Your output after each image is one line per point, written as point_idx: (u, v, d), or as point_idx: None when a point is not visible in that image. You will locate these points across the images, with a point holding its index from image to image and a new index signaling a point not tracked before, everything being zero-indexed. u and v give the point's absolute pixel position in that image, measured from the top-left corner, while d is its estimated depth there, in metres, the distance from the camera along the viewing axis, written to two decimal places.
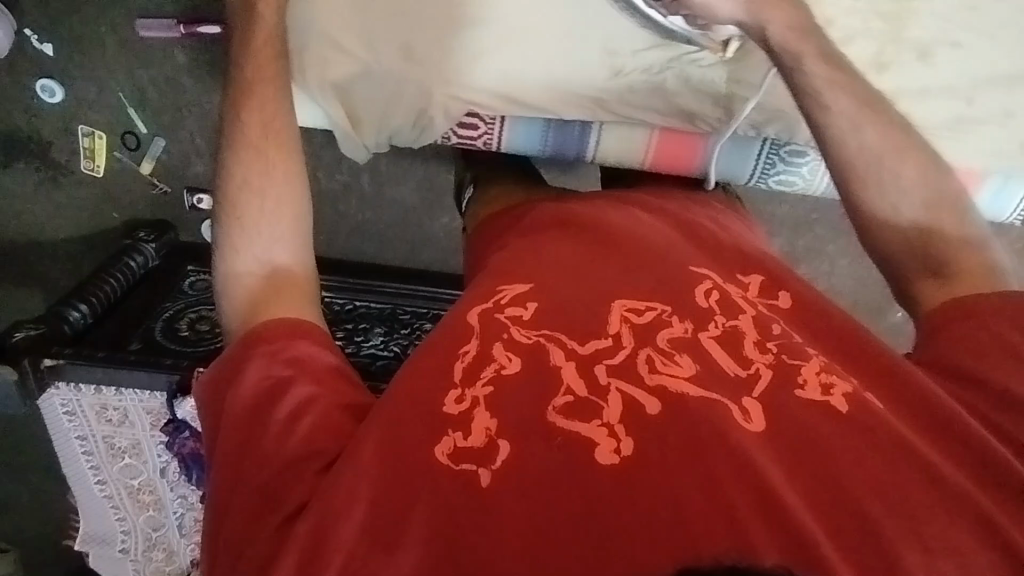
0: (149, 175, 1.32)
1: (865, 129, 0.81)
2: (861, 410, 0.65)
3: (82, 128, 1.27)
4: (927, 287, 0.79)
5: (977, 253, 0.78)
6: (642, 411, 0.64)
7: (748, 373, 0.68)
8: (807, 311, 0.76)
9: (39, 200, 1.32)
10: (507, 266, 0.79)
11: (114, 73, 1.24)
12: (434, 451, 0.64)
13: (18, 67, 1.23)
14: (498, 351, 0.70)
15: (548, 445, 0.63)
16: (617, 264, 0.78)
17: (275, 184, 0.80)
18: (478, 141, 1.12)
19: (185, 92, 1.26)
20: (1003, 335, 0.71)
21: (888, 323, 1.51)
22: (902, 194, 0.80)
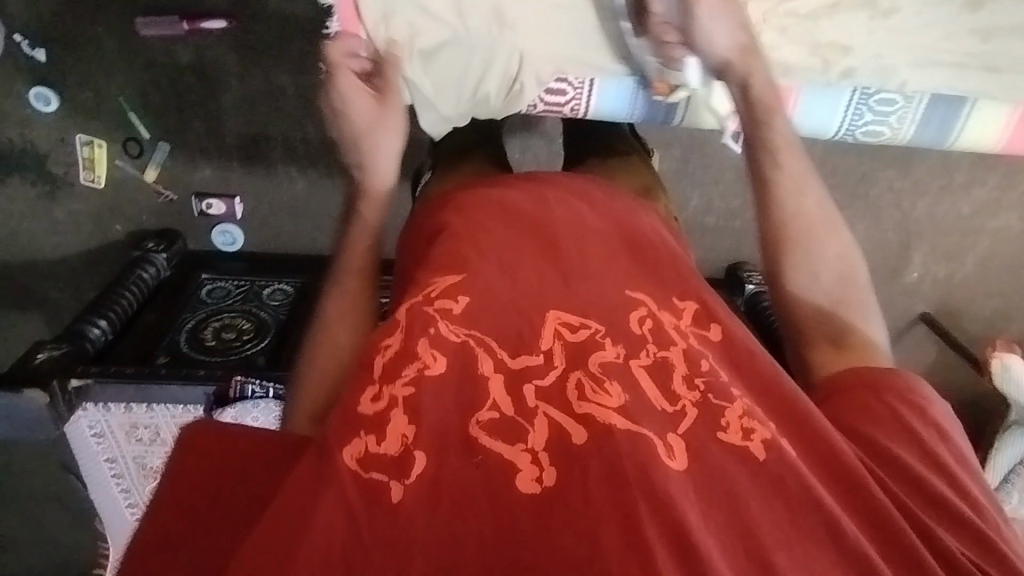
0: (154, 182, 1.27)
1: (802, 196, 0.72)
2: (787, 463, 0.50)
3: (79, 136, 1.22)
4: (823, 355, 0.68)
5: (874, 336, 0.69)
6: (565, 444, 0.49)
7: (674, 409, 0.52)
8: (740, 348, 0.59)
9: (38, 216, 1.29)
10: (429, 255, 0.62)
11: (112, 75, 1.19)
12: (342, 454, 0.48)
13: (10, 75, 1.18)
14: (422, 349, 0.53)
15: (464, 458, 0.48)
16: (555, 269, 0.60)
17: (353, 300, 0.68)
18: (565, 107, 0.97)
19: (187, 92, 1.20)
20: (897, 410, 0.60)
21: (904, 284, 1.39)
22: (823, 263, 0.70)
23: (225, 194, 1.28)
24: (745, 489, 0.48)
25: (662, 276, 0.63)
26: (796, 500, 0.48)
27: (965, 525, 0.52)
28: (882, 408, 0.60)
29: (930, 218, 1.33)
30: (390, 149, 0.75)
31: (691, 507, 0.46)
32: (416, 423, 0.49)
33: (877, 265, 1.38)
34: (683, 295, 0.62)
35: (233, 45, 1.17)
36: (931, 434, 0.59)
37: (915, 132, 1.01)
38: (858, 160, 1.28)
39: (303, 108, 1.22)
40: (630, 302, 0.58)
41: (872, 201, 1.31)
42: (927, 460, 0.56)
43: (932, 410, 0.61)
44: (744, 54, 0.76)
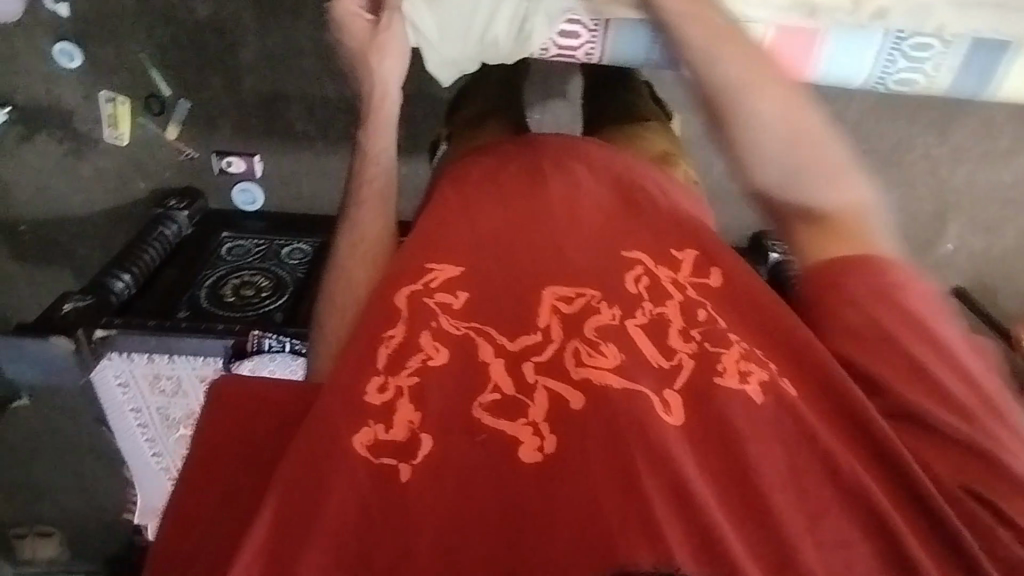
0: (176, 140, 1.28)
1: (719, 61, 0.63)
2: (788, 406, 0.48)
3: (102, 93, 1.23)
4: (798, 235, 0.61)
5: (847, 190, 0.59)
6: (565, 409, 0.47)
7: (671, 364, 0.51)
8: (738, 293, 0.56)
9: (66, 173, 1.31)
10: (419, 233, 0.58)
11: (134, 30, 1.19)
12: (353, 442, 0.47)
13: (36, 30, 1.19)
14: (425, 340, 0.52)
15: (466, 439, 0.47)
16: (547, 233, 0.57)
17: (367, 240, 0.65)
18: (580, 53, 0.79)
19: (207, 48, 1.20)
20: (874, 313, 0.54)
21: (936, 257, 1.33)
22: (769, 124, 0.61)
23: (245, 152, 1.28)
24: (751, 446, 0.46)
25: (662, 227, 0.59)
26: (798, 450, 0.47)
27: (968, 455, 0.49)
28: (857, 306, 0.54)
29: (968, 186, 1.27)
30: (392, 68, 0.69)
31: (690, 463, 0.45)
32: (422, 409, 0.49)
33: (908, 236, 1.32)
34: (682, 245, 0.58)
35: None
36: (902, 325, 0.53)
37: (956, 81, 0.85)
38: (892, 124, 1.23)
39: (320, 65, 1.20)
40: (624, 262, 0.56)
41: (905, 169, 1.26)
42: (916, 378, 0.52)
43: (909, 298, 0.55)
44: None
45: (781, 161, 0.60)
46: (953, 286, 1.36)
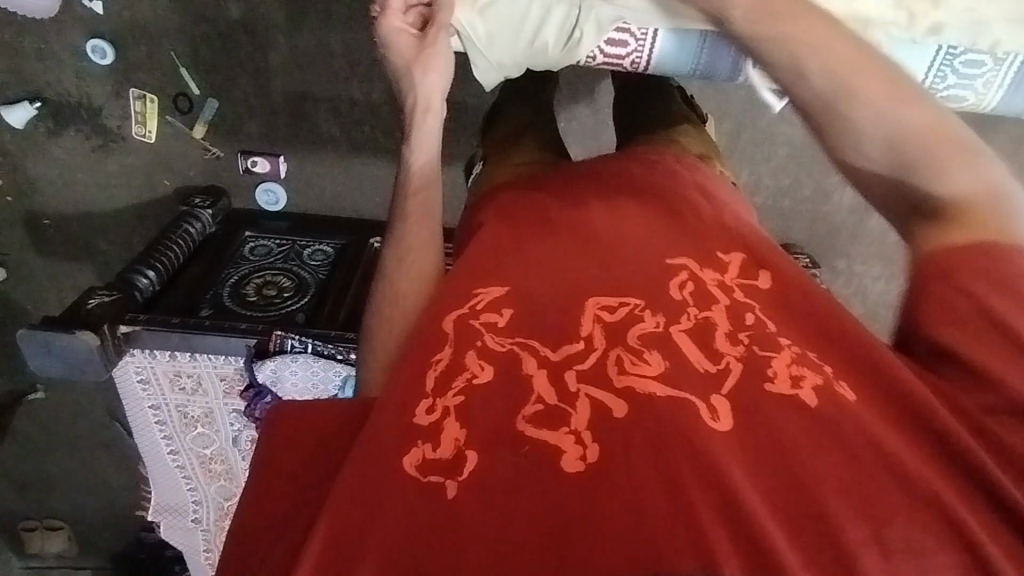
0: (202, 139, 1.29)
1: (802, 58, 0.52)
2: (844, 410, 0.45)
3: (132, 91, 1.24)
4: (917, 231, 0.52)
5: (971, 178, 0.51)
6: (607, 416, 0.45)
7: (716, 368, 0.48)
8: (790, 293, 0.54)
9: (92, 169, 1.32)
10: (466, 255, 0.57)
11: (166, 29, 1.19)
12: (403, 463, 0.45)
13: (67, 26, 1.19)
14: (470, 360, 0.49)
15: (512, 452, 0.45)
16: (600, 251, 0.56)
17: (411, 251, 0.61)
18: (625, 62, 0.80)
19: (238, 48, 1.20)
20: (991, 306, 0.46)
21: None
22: (867, 118, 0.52)
23: (270, 153, 1.29)
24: (811, 462, 0.43)
25: (714, 237, 0.58)
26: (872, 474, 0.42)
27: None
28: (994, 328, 0.45)
29: None
30: (434, 86, 0.63)
31: (738, 469, 0.43)
32: (466, 426, 0.46)
33: None
34: (728, 249, 0.57)
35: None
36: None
37: (1002, 100, 0.84)
38: None
39: (349, 67, 1.21)
40: (670, 268, 0.54)
41: None
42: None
43: None
44: None
45: (887, 161, 0.52)
46: None
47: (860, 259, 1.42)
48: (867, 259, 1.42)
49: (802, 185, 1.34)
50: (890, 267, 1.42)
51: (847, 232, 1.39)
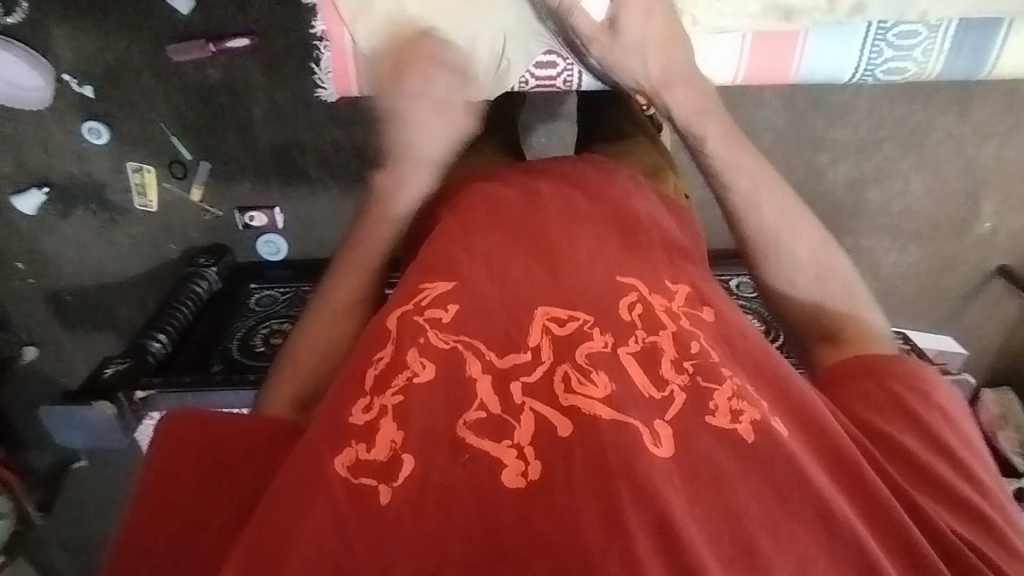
0: (200, 201, 1.34)
1: (759, 205, 0.71)
2: (777, 445, 0.48)
3: (129, 164, 1.29)
4: (819, 353, 0.68)
5: (869, 318, 0.69)
6: (552, 435, 0.47)
7: (662, 396, 0.50)
8: (733, 330, 0.57)
9: (102, 242, 1.37)
10: (427, 256, 0.60)
11: (154, 103, 1.24)
12: (333, 463, 0.47)
13: (64, 113, 1.24)
14: (411, 357, 0.52)
15: (451, 459, 0.47)
16: (536, 258, 0.58)
17: (351, 272, 0.69)
18: (557, 81, 0.96)
19: (224, 111, 1.25)
20: (896, 390, 0.60)
21: (974, 236, 1.43)
22: (800, 264, 0.70)
23: (265, 206, 1.35)
24: (737, 479, 0.46)
25: (653, 250, 0.61)
26: (783, 482, 0.47)
27: (959, 505, 0.53)
28: (881, 393, 0.60)
29: (995, 163, 1.34)
30: (430, 118, 0.78)
31: (677, 498, 0.45)
32: (404, 428, 0.48)
33: (937, 213, 1.40)
34: (677, 278, 0.60)
35: (258, 59, 1.20)
36: (934, 416, 0.58)
37: (944, 63, 0.98)
38: (898, 117, 1.30)
39: (329, 114, 1.27)
40: (620, 288, 0.56)
41: (927, 151, 1.33)
42: (930, 443, 0.56)
43: (937, 395, 0.61)
44: (662, 86, 0.78)
45: (813, 291, 0.69)
46: (996, 257, 1.45)
47: (866, 234, 1.43)
48: (873, 233, 1.43)
49: (793, 168, 1.34)
50: (896, 239, 1.44)
51: (848, 209, 1.40)
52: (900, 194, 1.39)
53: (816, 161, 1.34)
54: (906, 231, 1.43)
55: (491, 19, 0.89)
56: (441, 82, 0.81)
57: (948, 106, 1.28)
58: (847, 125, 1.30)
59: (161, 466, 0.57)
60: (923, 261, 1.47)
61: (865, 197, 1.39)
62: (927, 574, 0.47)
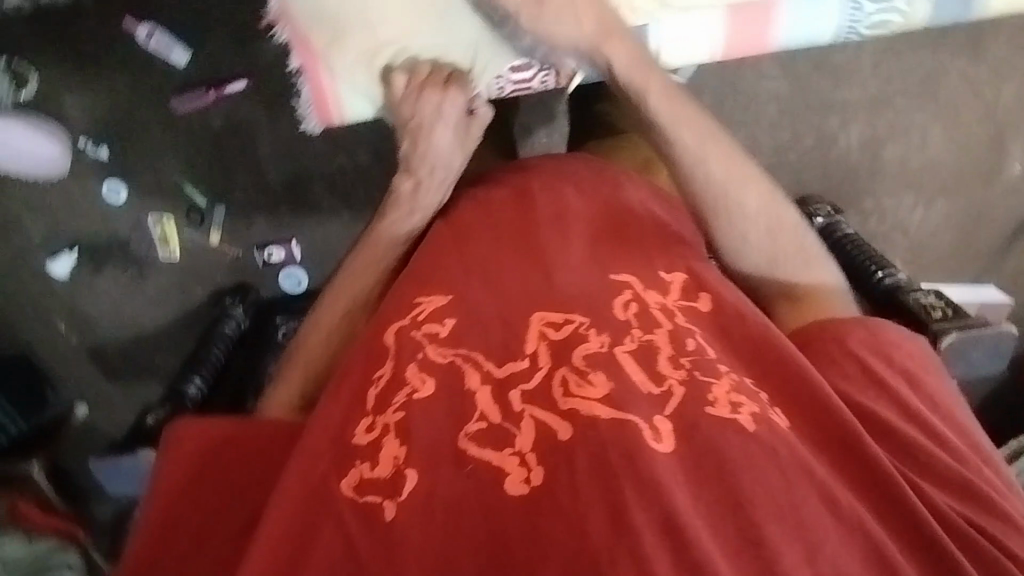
0: (219, 244, 1.38)
1: (710, 164, 0.84)
2: (771, 428, 0.61)
3: (149, 217, 1.33)
4: (783, 313, 0.87)
5: (822, 274, 0.87)
6: (551, 439, 0.59)
7: (659, 390, 0.62)
8: (729, 317, 0.72)
9: (134, 296, 1.41)
10: (412, 275, 0.77)
11: (166, 155, 1.27)
12: (341, 485, 0.62)
13: (82, 175, 1.27)
14: (412, 373, 0.67)
15: (456, 471, 0.59)
16: (520, 267, 0.73)
17: (343, 300, 0.89)
18: (533, 82, 0.93)
19: (233, 155, 1.29)
20: (862, 361, 0.75)
21: (1008, 180, 1.37)
22: (749, 224, 0.86)
23: (282, 241, 1.39)
24: (737, 463, 0.57)
25: (637, 257, 0.75)
26: (785, 466, 0.58)
27: (938, 475, 0.67)
28: (853, 362, 0.75)
29: (1014, 101, 1.30)
30: (440, 139, 0.86)
31: (680, 493, 0.55)
32: (406, 445, 0.62)
33: (963, 162, 1.35)
34: (672, 269, 0.75)
35: (259, 100, 1.23)
36: (897, 380, 0.75)
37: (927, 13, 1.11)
38: (907, 69, 1.25)
39: (332, 144, 1.31)
40: (614, 288, 0.71)
41: (943, 101, 1.29)
42: (899, 409, 0.72)
43: (899, 354, 0.77)
44: (597, 40, 0.82)
45: (767, 249, 0.86)
46: None
47: (887, 193, 1.39)
48: (895, 192, 1.39)
49: (803, 135, 1.31)
50: (921, 194, 1.39)
51: (865, 170, 1.36)
52: (919, 147, 1.34)
53: (827, 125, 1.30)
54: (930, 185, 1.38)
55: (463, 28, 0.85)
56: (430, 105, 0.84)
57: (959, 49, 1.24)
58: (855, 84, 1.26)
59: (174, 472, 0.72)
60: (955, 214, 1.41)
61: (882, 156, 1.35)
62: (918, 525, 0.60)
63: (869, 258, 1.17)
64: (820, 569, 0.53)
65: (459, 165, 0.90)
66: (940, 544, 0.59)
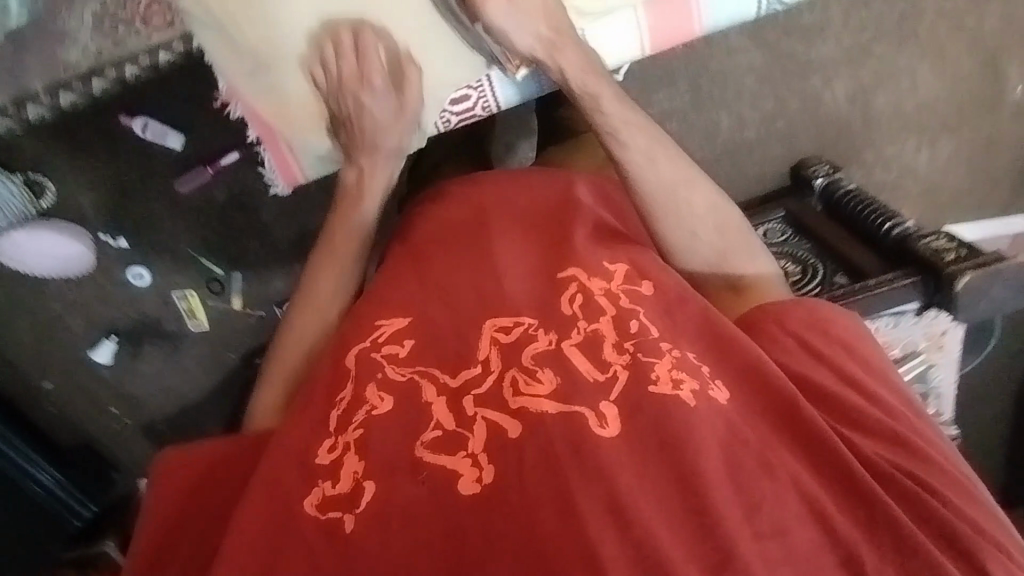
0: (243, 307, 1.45)
1: (658, 163, 0.83)
2: (712, 406, 0.62)
3: (174, 293, 1.40)
4: (722, 301, 0.83)
5: (763, 265, 0.84)
6: (504, 437, 0.60)
7: (606, 377, 0.64)
8: (672, 299, 0.73)
9: (175, 370, 1.48)
10: (377, 293, 0.77)
11: (178, 234, 1.35)
12: (304, 504, 0.60)
13: (107, 267, 1.35)
14: (370, 392, 0.67)
15: (412, 478, 0.60)
16: (472, 270, 0.76)
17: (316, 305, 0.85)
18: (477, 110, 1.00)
19: (240, 222, 1.36)
20: (802, 335, 0.74)
21: (1014, 102, 1.33)
22: (698, 220, 0.83)
23: None
24: (685, 446, 0.59)
25: (580, 254, 0.76)
26: (729, 443, 0.60)
27: (879, 434, 0.67)
28: (790, 338, 0.73)
29: (1002, 23, 1.26)
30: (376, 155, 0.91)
31: (627, 476, 0.57)
32: (364, 458, 0.62)
33: (959, 94, 1.32)
34: (615, 259, 0.76)
35: (254, 168, 1.31)
36: (836, 351, 0.73)
37: None
38: (879, 15, 1.23)
39: (328, 195, 1.37)
40: (560, 282, 0.73)
41: (924, 39, 1.26)
42: (838, 378, 0.71)
43: (835, 327, 0.75)
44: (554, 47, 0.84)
45: (714, 242, 0.83)
46: None
47: (886, 140, 1.35)
48: (894, 138, 1.35)
49: (787, 99, 1.29)
50: (922, 135, 1.36)
51: (857, 121, 1.33)
52: (911, 88, 1.31)
53: (810, 86, 1.28)
54: (931, 123, 1.35)
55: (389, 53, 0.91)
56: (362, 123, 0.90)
57: None
58: (830, 39, 1.24)
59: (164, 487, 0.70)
60: (961, 147, 1.37)
61: (874, 105, 1.32)
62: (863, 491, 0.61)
63: (875, 209, 1.15)
64: (766, 544, 0.55)
65: (388, 153, 0.91)
66: (879, 500, 0.60)
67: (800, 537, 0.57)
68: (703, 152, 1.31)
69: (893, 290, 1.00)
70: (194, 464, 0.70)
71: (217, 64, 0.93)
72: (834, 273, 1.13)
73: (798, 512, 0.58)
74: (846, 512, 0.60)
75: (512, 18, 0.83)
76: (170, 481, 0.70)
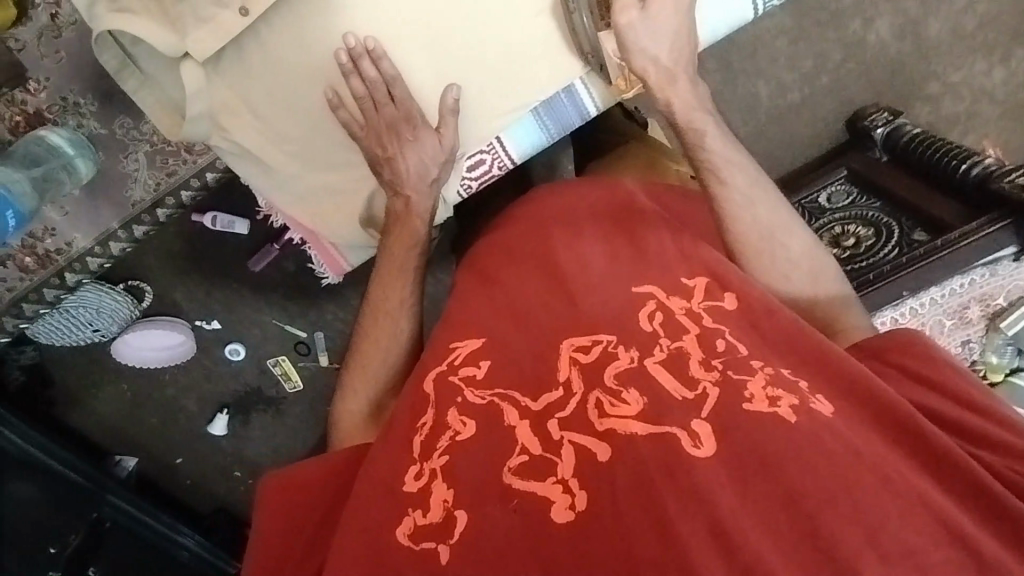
0: (331, 362, 1.53)
1: (758, 204, 0.76)
2: (816, 420, 0.59)
3: (268, 360, 1.50)
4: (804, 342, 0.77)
5: (854, 310, 0.77)
6: (594, 462, 0.59)
7: (695, 394, 0.61)
8: (756, 313, 0.70)
9: (282, 431, 1.57)
10: (451, 324, 0.78)
11: (261, 308, 1.45)
12: (396, 533, 0.63)
13: (207, 349, 1.47)
14: (453, 417, 0.68)
15: (503, 507, 0.60)
16: (544, 289, 0.76)
17: (382, 323, 0.83)
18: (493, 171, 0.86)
19: (313, 286, 1.46)
20: (903, 365, 0.70)
21: None
22: (795, 263, 0.76)
23: None
24: (789, 465, 0.56)
25: (656, 269, 0.74)
26: (834, 450, 0.57)
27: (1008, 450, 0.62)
28: (896, 371, 0.70)
29: None
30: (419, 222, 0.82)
31: (725, 495, 0.55)
32: (453, 487, 0.63)
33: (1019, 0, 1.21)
34: (693, 275, 0.74)
35: None
36: (948, 372, 0.69)
37: None
38: None
39: None
40: (640, 301, 0.71)
41: None
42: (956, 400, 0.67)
43: (934, 348, 0.71)
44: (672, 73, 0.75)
45: (808, 285, 0.76)
46: None
47: (951, 67, 1.24)
48: (960, 62, 1.24)
49: (827, 52, 1.21)
50: (992, 53, 1.24)
51: (914, 55, 1.23)
52: (965, 8, 1.21)
53: (851, 31, 1.20)
54: (998, 40, 1.23)
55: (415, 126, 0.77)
56: (401, 201, 0.81)
57: None
58: None
59: (273, 507, 0.74)
60: None
61: (926, 34, 1.22)
62: (996, 501, 0.57)
63: (948, 152, 1.07)
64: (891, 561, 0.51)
65: (436, 176, 0.81)
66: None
67: (932, 554, 0.52)
68: (748, 126, 1.25)
69: (981, 239, 0.92)
70: (292, 483, 0.74)
71: (254, 184, 0.88)
72: (912, 230, 1.05)
73: (928, 530, 0.53)
74: (992, 534, 0.55)
75: (650, 39, 0.73)
76: (271, 500, 0.74)
